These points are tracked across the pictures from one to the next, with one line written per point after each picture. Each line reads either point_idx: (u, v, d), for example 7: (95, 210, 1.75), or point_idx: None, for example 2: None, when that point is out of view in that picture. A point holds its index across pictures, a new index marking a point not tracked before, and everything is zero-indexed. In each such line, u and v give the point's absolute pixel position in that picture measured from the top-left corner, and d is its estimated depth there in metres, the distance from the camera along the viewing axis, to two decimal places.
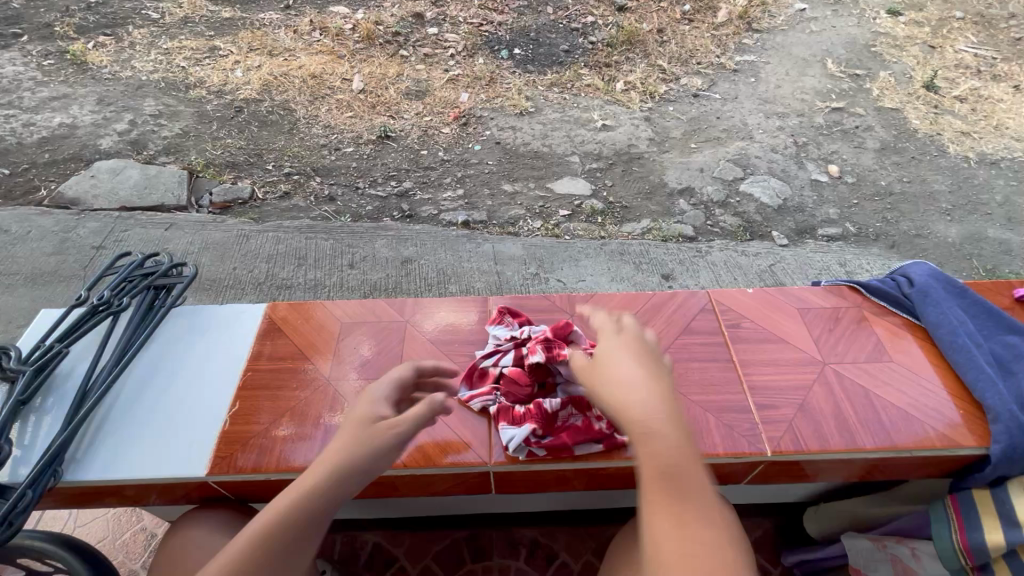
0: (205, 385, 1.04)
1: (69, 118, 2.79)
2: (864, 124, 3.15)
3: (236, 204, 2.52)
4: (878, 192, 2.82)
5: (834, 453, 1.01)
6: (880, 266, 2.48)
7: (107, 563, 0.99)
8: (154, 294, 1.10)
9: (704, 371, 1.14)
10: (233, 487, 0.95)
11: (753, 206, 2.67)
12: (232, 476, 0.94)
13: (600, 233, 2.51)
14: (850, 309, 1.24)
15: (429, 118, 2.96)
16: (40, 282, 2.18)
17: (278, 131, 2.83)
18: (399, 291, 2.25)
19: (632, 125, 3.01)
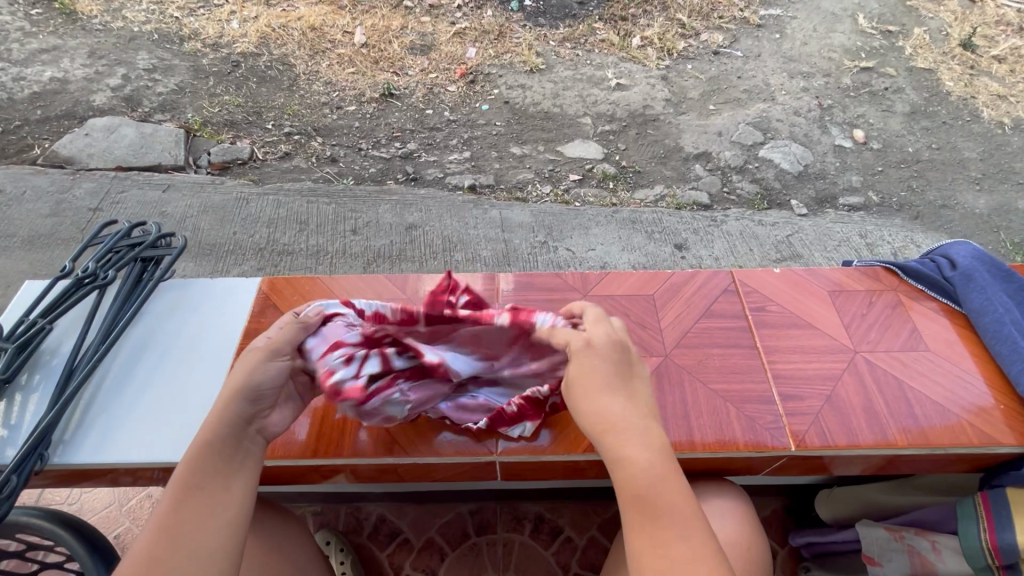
0: (198, 363, 0.99)
1: (60, 72, 2.66)
2: (895, 85, 2.96)
3: (235, 165, 2.43)
4: (904, 158, 2.68)
5: (861, 448, 1.00)
6: (903, 238, 2.37)
7: (103, 540, 0.96)
8: (142, 266, 1.04)
9: (727, 357, 1.12)
10: None
11: (772, 172, 2.55)
12: None
13: (611, 199, 2.40)
14: (885, 293, 1.23)
15: (435, 75, 2.80)
16: (39, 245, 2.13)
17: (277, 88, 2.70)
18: (403, 258, 2.18)
19: (648, 84, 2.85)
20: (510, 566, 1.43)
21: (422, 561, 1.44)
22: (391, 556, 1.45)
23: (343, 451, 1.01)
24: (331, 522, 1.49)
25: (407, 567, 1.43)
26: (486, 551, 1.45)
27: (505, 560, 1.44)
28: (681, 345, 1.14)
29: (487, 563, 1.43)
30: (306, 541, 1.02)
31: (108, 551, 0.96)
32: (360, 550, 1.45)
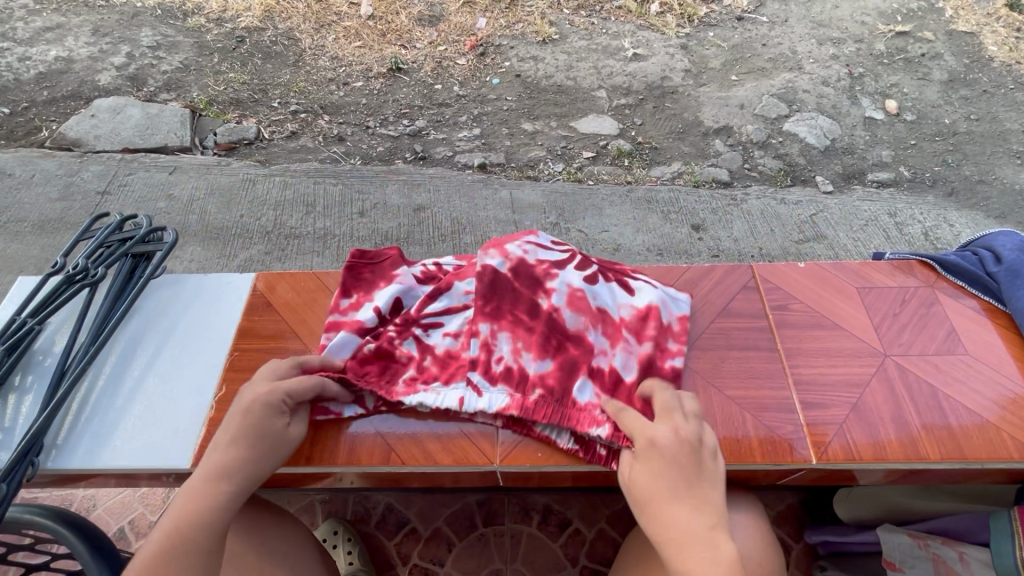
0: (190, 365, 1.03)
1: (65, 51, 2.62)
2: (933, 51, 2.76)
3: (241, 146, 2.38)
4: (940, 131, 2.51)
5: (889, 463, 0.95)
6: (935, 217, 2.24)
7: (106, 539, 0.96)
8: (133, 262, 1.04)
9: (744, 361, 1.07)
10: None
11: (797, 147, 2.41)
12: None
13: (626, 177, 2.31)
14: (918, 290, 1.16)
15: (444, 48, 2.69)
16: (49, 229, 2.13)
17: (283, 64, 2.62)
18: (411, 241, 2.12)
19: (667, 54, 2.70)
20: (518, 556, 1.42)
21: (430, 551, 1.42)
22: (398, 545, 1.44)
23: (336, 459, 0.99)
24: (339, 510, 1.48)
25: (415, 556, 1.42)
26: (493, 541, 1.44)
27: (512, 550, 1.42)
28: (695, 348, 1.10)
29: (495, 553, 1.42)
30: (306, 543, 1.01)
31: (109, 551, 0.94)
32: (368, 540, 1.44)
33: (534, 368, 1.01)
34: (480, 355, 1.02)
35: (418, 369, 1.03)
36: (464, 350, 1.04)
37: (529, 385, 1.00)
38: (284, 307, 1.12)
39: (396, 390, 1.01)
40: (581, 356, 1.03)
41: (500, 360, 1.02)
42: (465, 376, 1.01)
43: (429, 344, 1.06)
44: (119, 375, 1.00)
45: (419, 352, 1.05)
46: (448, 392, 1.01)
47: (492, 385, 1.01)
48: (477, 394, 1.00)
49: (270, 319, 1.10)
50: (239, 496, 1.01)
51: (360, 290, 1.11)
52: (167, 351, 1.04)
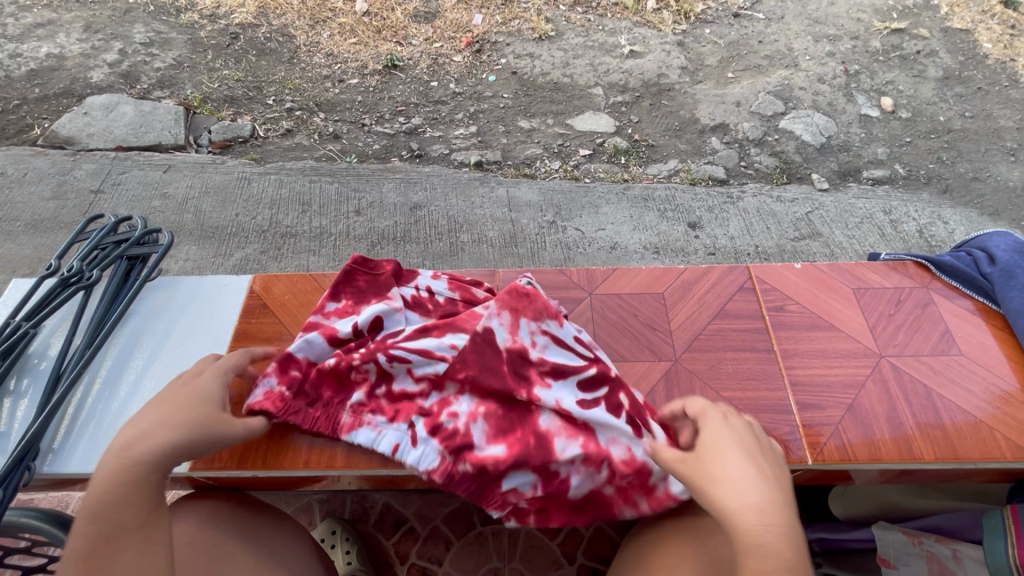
0: (187, 368, 1.03)
1: (56, 48, 2.59)
2: (927, 48, 2.77)
3: (236, 144, 2.36)
4: (935, 128, 2.52)
5: (884, 463, 0.96)
6: (929, 214, 2.25)
7: None
8: (129, 264, 1.03)
9: (740, 362, 1.08)
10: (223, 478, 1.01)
11: (793, 145, 2.42)
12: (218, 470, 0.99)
13: (622, 175, 2.31)
14: (914, 291, 1.17)
15: (439, 45, 2.68)
16: (42, 229, 2.11)
17: (277, 61, 2.60)
18: (408, 239, 2.12)
19: (663, 51, 2.69)
20: (515, 555, 1.42)
21: (428, 551, 1.43)
22: (396, 544, 1.44)
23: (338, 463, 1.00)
24: (337, 510, 1.49)
25: (413, 556, 1.42)
26: (491, 540, 1.44)
27: (510, 549, 1.43)
28: (692, 349, 1.10)
29: (492, 551, 1.42)
30: (304, 544, 1.01)
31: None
32: (366, 539, 1.44)
33: (480, 445, 0.97)
34: (434, 408, 1.01)
35: (369, 395, 1.03)
36: (422, 396, 1.02)
37: (463, 456, 0.96)
38: (283, 309, 1.12)
39: (342, 422, 1.01)
40: (527, 450, 0.96)
41: (452, 418, 0.99)
42: (407, 421, 1.00)
43: (393, 376, 1.04)
44: (115, 378, 0.99)
45: (377, 382, 1.03)
46: (389, 432, 1.00)
47: (431, 439, 0.98)
48: (414, 444, 0.99)
49: (269, 322, 1.10)
50: (238, 499, 1.01)
51: (349, 298, 1.11)
52: (163, 353, 1.03)
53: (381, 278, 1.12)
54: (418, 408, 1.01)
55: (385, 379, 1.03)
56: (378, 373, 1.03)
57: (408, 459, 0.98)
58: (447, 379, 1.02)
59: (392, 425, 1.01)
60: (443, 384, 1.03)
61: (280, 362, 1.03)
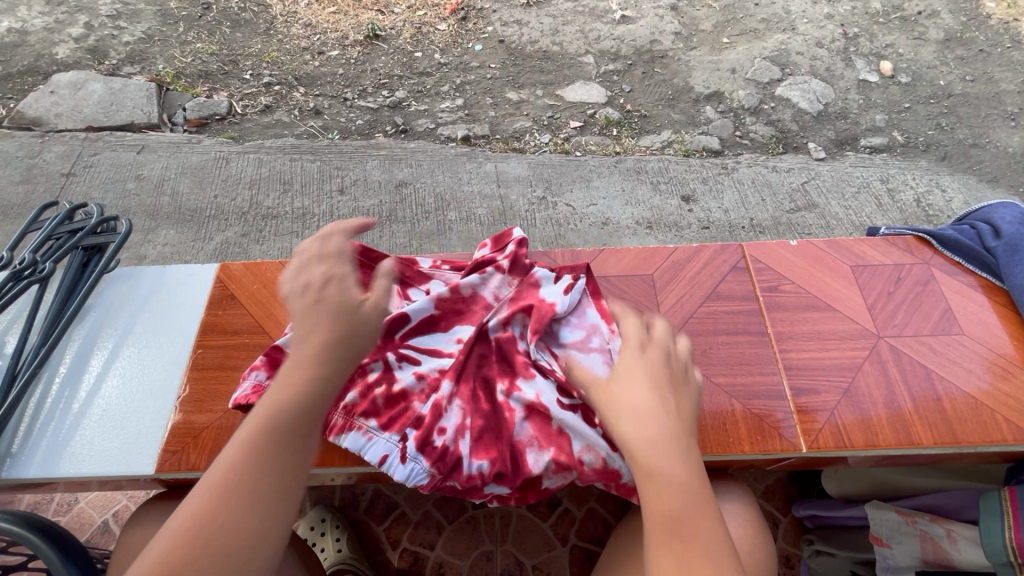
0: (153, 365, 0.99)
1: (18, 22, 2.45)
2: (929, 9, 2.67)
3: (213, 122, 2.26)
4: (934, 93, 2.44)
5: (882, 449, 0.93)
6: (927, 182, 2.20)
7: (75, 541, 0.91)
8: (86, 255, 0.98)
9: (733, 348, 1.04)
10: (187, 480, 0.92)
11: (789, 113, 2.34)
12: (184, 473, 0.90)
13: (614, 147, 2.23)
14: (914, 267, 1.13)
15: (423, 13, 2.56)
16: (13, 215, 2.03)
17: (253, 32, 2.48)
18: (394, 218, 2.05)
19: (656, 16, 2.58)
20: (507, 538, 1.41)
21: (419, 535, 1.41)
22: (387, 530, 1.42)
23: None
24: (326, 498, 1.46)
25: (404, 541, 1.41)
26: (483, 524, 1.42)
27: (502, 532, 1.41)
28: (683, 333, 1.06)
29: (485, 535, 1.41)
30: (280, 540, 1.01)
31: (80, 553, 0.91)
32: (356, 525, 1.42)
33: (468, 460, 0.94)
34: (427, 417, 0.96)
35: (362, 396, 0.99)
36: (419, 400, 0.99)
37: (452, 472, 0.94)
38: (249, 298, 1.06)
39: (333, 422, 0.98)
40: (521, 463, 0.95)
41: (442, 434, 0.95)
42: (400, 432, 0.96)
43: (393, 376, 1.01)
44: (78, 377, 0.96)
45: (374, 383, 1.00)
46: (378, 441, 0.96)
47: (421, 456, 0.94)
48: (402, 459, 0.95)
49: (235, 313, 1.04)
50: None
51: None
52: (127, 350, 0.99)
53: (381, 273, 1.10)
54: (411, 418, 0.97)
55: (377, 381, 1.00)
56: (381, 372, 1.01)
57: (396, 473, 0.94)
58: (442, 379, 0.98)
59: (384, 433, 0.97)
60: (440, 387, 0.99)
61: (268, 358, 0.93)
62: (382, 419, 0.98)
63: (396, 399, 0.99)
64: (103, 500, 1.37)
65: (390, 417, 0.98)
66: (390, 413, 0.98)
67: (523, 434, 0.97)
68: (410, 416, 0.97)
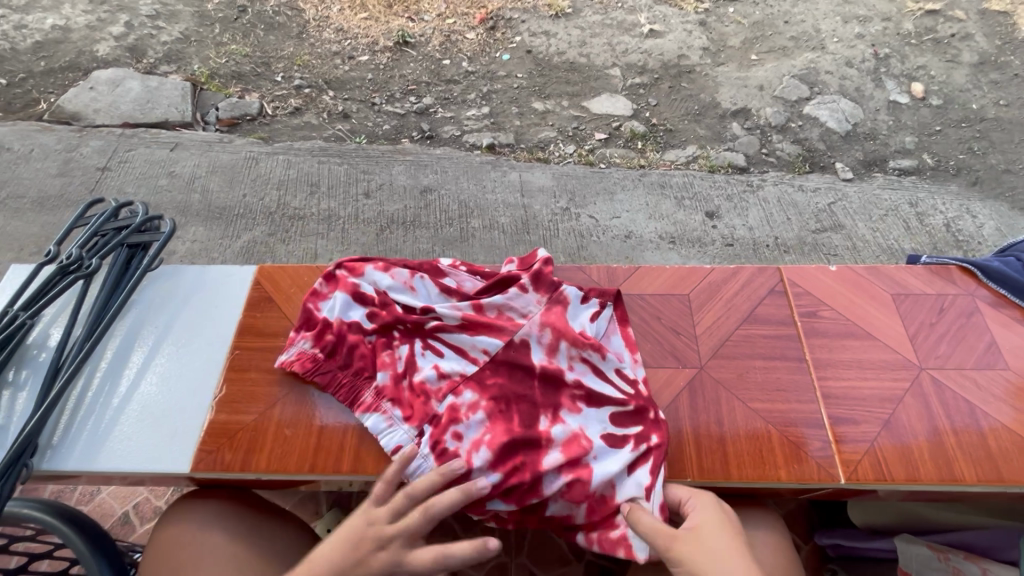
0: (190, 363, 1.01)
1: (61, 19, 2.52)
2: (963, 31, 2.64)
3: (244, 122, 2.30)
4: (967, 116, 2.40)
5: (924, 484, 0.91)
6: (958, 207, 2.16)
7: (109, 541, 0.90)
8: (130, 253, 1.00)
9: (770, 372, 1.03)
10: (220, 480, 0.94)
11: (817, 132, 2.32)
12: (217, 473, 0.92)
13: (639, 161, 2.22)
14: (957, 298, 1.11)
15: (452, 21, 2.59)
16: (49, 206, 2.07)
17: (286, 36, 2.52)
18: (418, 224, 2.07)
19: (684, 31, 2.58)
20: (522, 550, 1.39)
21: (434, 544, 1.39)
22: None
23: (320, 467, 0.94)
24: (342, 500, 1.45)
25: None
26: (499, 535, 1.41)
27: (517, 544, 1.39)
28: (719, 356, 1.05)
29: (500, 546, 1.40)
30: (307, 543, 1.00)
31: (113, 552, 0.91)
32: None
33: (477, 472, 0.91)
34: (443, 417, 0.94)
35: (391, 382, 0.98)
36: (437, 398, 0.96)
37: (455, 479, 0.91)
38: (286, 300, 1.08)
39: (363, 399, 0.98)
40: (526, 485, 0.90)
41: (455, 440, 0.92)
42: (417, 428, 0.95)
43: (417, 368, 0.98)
44: (117, 373, 0.98)
45: (402, 372, 0.98)
46: (397, 430, 0.95)
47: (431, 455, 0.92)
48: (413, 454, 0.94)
49: (274, 315, 1.07)
50: (241, 498, 0.96)
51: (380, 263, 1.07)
52: (166, 348, 1.01)
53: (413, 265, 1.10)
54: (428, 414, 0.95)
55: (401, 372, 0.98)
56: (406, 362, 0.99)
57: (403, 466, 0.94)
58: (467, 387, 0.96)
59: (404, 424, 0.96)
60: (462, 391, 0.96)
61: (316, 328, 1.01)
62: (403, 409, 0.96)
63: (418, 394, 0.96)
64: (124, 492, 1.39)
65: (409, 412, 0.96)
66: (410, 407, 0.96)
67: (547, 459, 0.91)
68: (427, 415, 0.95)
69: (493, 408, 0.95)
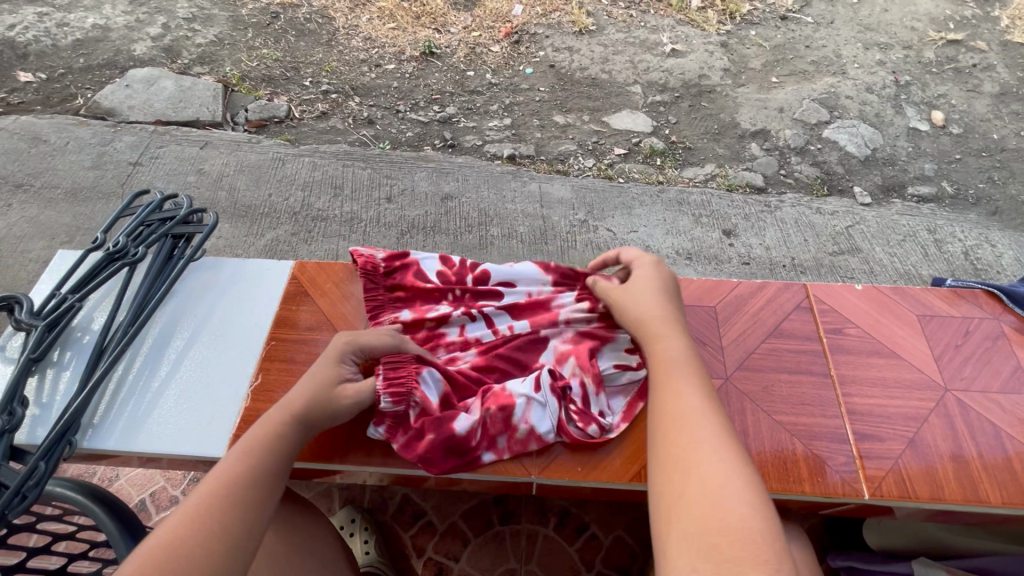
0: (225, 351, 1.04)
1: (102, 19, 2.60)
2: (984, 62, 2.66)
3: (272, 124, 2.36)
4: (987, 146, 2.41)
5: (947, 503, 0.92)
6: (976, 236, 2.16)
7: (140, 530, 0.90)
8: (173, 243, 1.04)
9: (795, 386, 1.04)
10: None
11: (836, 155, 2.33)
12: None
13: (658, 177, 2.25)
14: (982, 322, 1.12)
15: (478, 34, 2.65)
16: (81, 198, 2.12)
17: (315, 42, 2.59)
18: (437, 230, 2.10)
19: (706, 51, 2.62)
20: (532, 557, 1.37)
21: (444, 546, 1.38)
22: (413, 537, 1.40)
23: (351, 458, 1.00)
24: (356, 498, 1.46)
25: (430, 550, 1.38)
26: (509, 540, 1.39)
27: (528, 551, 1.38)
28: (744, 368, 1.06)
29: (511, 553, 1.38)
30: (329, 536, 1.06)
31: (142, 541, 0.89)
32: (382, 529, 1.41)
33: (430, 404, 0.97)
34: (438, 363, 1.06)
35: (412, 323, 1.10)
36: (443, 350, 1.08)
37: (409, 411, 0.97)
38: (322, 295, 1.12)
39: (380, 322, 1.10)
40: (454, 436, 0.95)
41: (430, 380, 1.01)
42: None
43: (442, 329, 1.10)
44: (155, 359, 1.01)
45: (428, 321, 1.10)
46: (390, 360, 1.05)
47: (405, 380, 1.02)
48: None
49: (309, 309, 1.10)
50: None
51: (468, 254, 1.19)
52: (203, 336, 1.05)
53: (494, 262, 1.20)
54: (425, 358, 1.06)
55: (437, 325, 1.10)
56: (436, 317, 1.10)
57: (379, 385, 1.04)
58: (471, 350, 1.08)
59: None
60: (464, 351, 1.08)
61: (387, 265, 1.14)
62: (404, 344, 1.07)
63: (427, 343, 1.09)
64: (141, 480, 1.41)
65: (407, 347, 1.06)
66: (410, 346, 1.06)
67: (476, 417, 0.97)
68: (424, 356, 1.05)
69: (485, 376, 1.05)
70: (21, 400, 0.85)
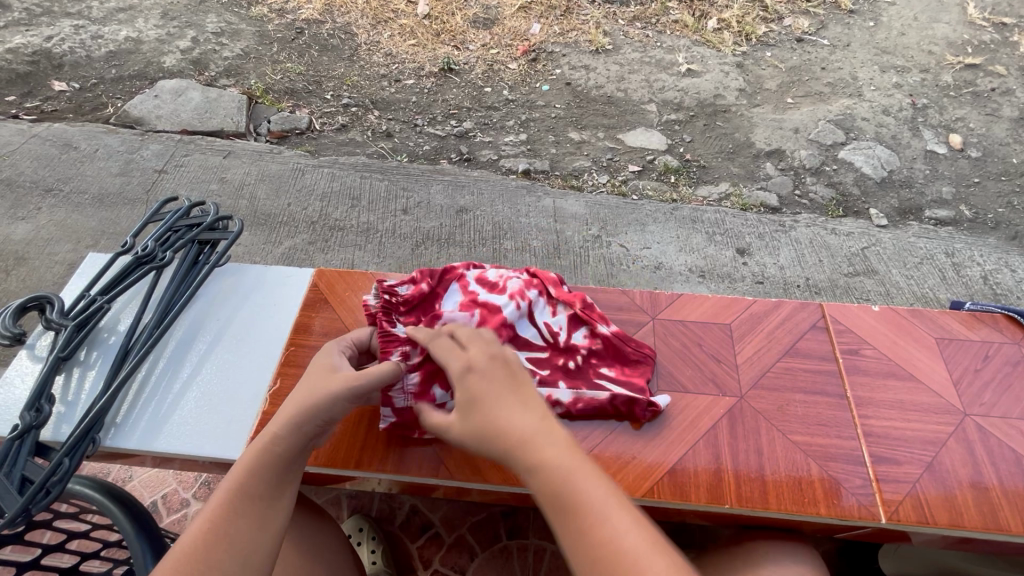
0: (246, 355, 1.06)
1: (135, 32, 2.70)
2: (1003, 86, 2.65)
3: (293, 135, 2.42)
4: (1006, 170, 2.39)
5: (965, 530, 0.90)
6: (995, 260, 2.13)
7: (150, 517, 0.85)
8: (199, 248, 1.08)
9: (811, 407, 1.03)
10: None
11: (852, 177, 2.33)
12: None
13: (671, 194, 2.26)
14: (1002, 347, 1.11)
15: (496, 52, 2.70)
16: (108, 203, 2.18)
17: (338, 57, 2.66)
18: (452, 242, 2.13)
19: (721, 72, 2.64)
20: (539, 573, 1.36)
21: (451, 559, 1.38)
22: (420, 549, 1.40)
23: (366, 465, 1.01)
24: (364, 507, 1.46)
25: (436, 562, 1.38)
26: (516, 555, 1.38)
27: (535, 566, 1.37)
28: (759, 387, 1.06)
29: (517, 567, 1.37)
30: (339, 542, 1.07)
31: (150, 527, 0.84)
32: (391, 540, 1.41)
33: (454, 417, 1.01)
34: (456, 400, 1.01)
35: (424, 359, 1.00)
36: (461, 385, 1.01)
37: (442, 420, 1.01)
38: (339, 304, 1.14)
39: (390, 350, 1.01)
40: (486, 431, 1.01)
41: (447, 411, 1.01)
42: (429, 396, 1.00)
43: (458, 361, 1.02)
44: (177, 362, 1.03)
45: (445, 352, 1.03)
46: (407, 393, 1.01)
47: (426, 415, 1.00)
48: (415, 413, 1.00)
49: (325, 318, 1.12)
50: None
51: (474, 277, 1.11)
52: (225, 339, 1.07)
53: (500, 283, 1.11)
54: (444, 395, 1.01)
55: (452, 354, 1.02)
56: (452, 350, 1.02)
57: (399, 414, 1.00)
58: None
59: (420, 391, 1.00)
60: None
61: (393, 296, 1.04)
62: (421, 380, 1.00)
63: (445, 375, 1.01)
64: (154, 481, 1.42)
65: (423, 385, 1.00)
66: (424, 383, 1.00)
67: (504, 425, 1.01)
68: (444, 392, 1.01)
69: None
70: (49, 398, 0.88)
